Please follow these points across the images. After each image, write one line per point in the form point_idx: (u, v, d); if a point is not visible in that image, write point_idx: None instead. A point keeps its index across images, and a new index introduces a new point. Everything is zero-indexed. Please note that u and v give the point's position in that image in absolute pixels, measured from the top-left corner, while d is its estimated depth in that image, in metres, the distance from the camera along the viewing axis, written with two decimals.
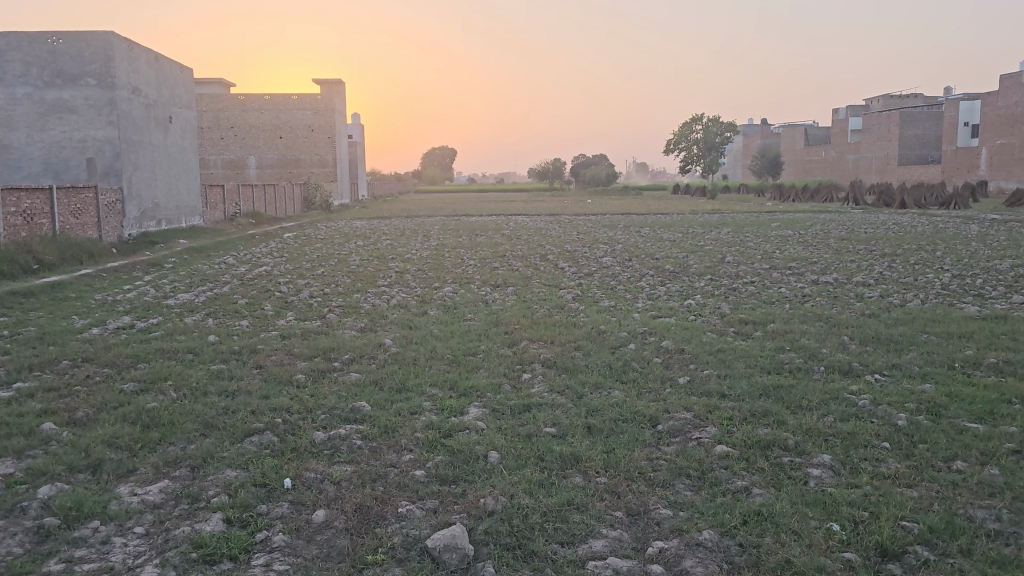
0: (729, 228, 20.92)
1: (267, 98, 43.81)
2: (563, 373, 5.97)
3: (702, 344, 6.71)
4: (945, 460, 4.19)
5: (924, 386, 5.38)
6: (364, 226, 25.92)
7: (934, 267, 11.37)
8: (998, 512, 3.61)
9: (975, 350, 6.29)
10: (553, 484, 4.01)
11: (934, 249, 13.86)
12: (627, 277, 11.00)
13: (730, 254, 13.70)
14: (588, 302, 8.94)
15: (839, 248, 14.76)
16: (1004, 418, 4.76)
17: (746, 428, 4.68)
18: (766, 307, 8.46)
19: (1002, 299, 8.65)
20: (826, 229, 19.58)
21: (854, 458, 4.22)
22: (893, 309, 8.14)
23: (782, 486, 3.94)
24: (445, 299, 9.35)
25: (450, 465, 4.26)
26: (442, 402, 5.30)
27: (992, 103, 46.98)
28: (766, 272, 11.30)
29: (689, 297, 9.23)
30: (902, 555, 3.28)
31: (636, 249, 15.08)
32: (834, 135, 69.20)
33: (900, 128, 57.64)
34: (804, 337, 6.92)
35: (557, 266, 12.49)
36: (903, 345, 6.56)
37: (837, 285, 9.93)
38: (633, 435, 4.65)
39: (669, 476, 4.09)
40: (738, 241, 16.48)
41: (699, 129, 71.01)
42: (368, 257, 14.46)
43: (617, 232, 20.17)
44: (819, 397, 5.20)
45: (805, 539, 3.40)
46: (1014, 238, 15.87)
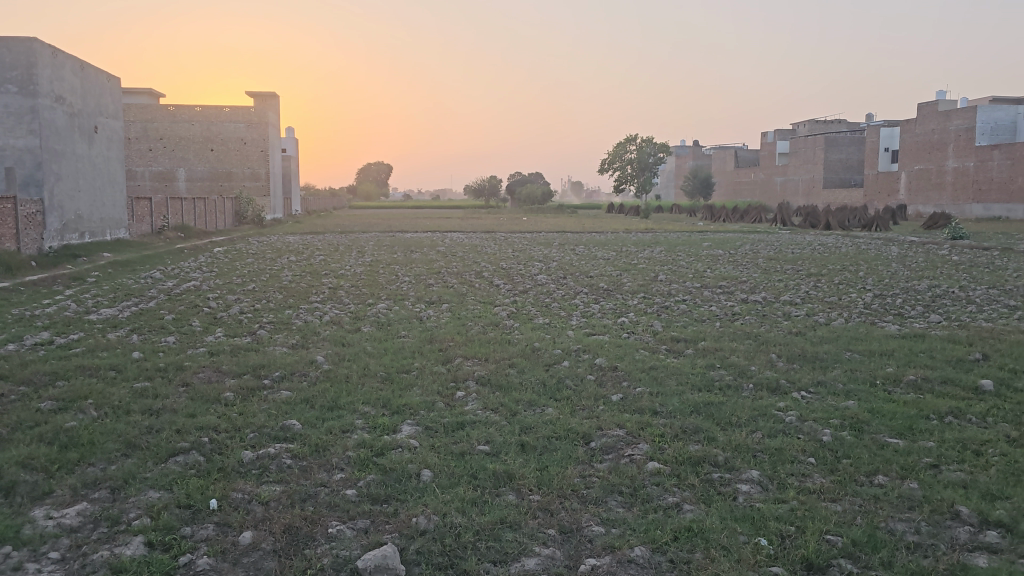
0: (661, 247, 21.31)
1: (198, 109, 42.93)
2: (497, 391, 5.95)
3: (635, 362, 6.79)
4: (868, 474, 4.32)
5: (847, 403, 5.54)
6: (296, 240, 25.53)
7: (856, 287, 11.79)
8: (917, 525, 3.73)
9: (896, 367, 6.53)
10: (487, 502, 3.99)
11: (857, 270, 14.34)
12: (562, 294, 11.11)
13: (663, 273, 13.98)
14: (523, 320, 8.96)
15: (767, 267, 15.18)
16: (922, 433, 4.93)
17: (678, 445, 4.74)
18: (697, 325, 8.61)
19: (920, 318, 9.00)
20: (754, 249, 20.11)
21: (782, 474, 4.31)
22: (818, 328, 8.37)
23: (712, 502, 3.99)
24: (378, 315, 9.28)
25: (381, 484, 4.20)
26: (374, 420, 5.22)
27: (910, 130, 49.05)
28: (697, 291, 11.55)
29: (622, 315, 9.35)
30: (826, 569, 3.36)
31: (571, 267, 15.22)
32: (762, 158, 71.21)
33: (825, 153, 59.70)
34: (733, 355, 7.06)
35: (492, 283, 12.51)
36: (827, 363, 6.74)
37: (766, 304, 10.20)
38: (566, 452, 4.66)
39: (602, 493, 4.11)
40: (669, 260, 16.83)
41: (632, 150, 72.24)
42: (301, 272, 14.28)
43: (551, 250, 20.33)
44: (747, 414, 5.31)
45: (734, 554, 3.45)
46: (931, 260, 16.55)
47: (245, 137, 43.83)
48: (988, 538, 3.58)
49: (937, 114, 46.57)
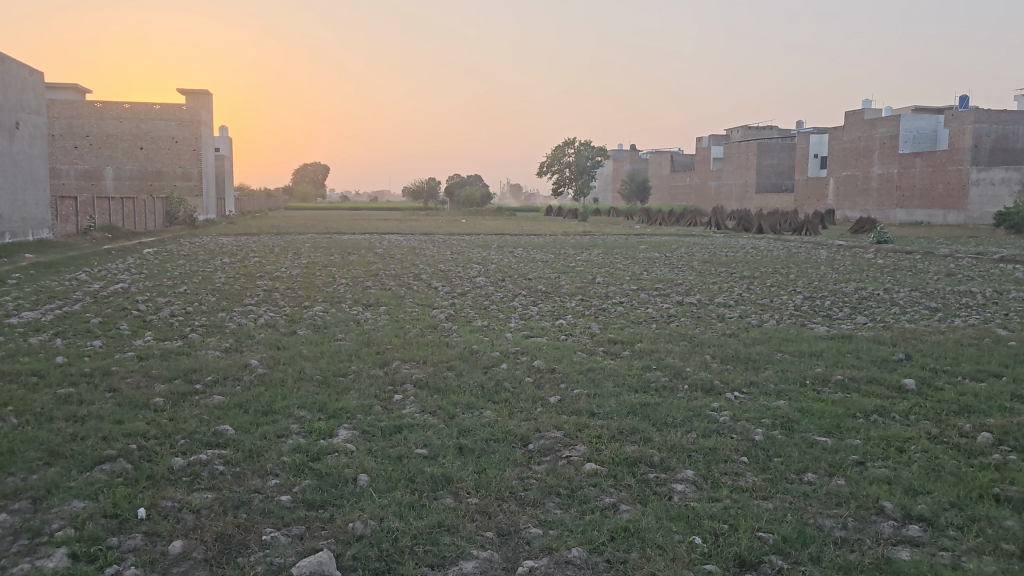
0: (599, 249, 21.52)
1: (127, 106, 41.70)
2: (435, 394, 5.92)
3: (572, 364, 6.83)
4: (798, 472, 4.42)
5: (778, 403, 5.67)
6: (230, 241, 25.03)
7: (787, 289, 12.10)
8: (844, 521, 3.84)
9: (824, 367, 6.71)
10: (424, 506, 3.96)
11: (787, 272, 14.73)
12: (500, 297, 11.12)
13: (600, 275, 14.12)
14: (461, 323, 8.93)
15: (701, 269, 15.48)
16: (850, 431, 5.09)
17: (615, 446, 4.79)
18: (633, 327, 8.72)
19: (847, 320, 9.29)
20: (689, 251, 20.49)
21: (716, 473, 4.39)
22: (750, 330, 8.56)
23: (648, 502, 4.04)
24: (314, 318, 9.14)
25: (317, 489, 4.14)
26: (310, 425, 5.15)
27: (838, 137, 50.56)
28: (634, 293, 11.70)
29: (560, 317, 9.41)
30: (758, 565, 3.44)
31: (509, 269, 15.28)
32: (697, 163, 72.53)
33: (757, 158, 61.13)
34: (669, 356, 7.17)
35: (431, 285, 12.45)
36: (759, 364, 6.90)
37: (701, 305, 10.39)
38: (504, 454, 4.67)
39: (540, 495, 4.12)
40: (607, 262, 17.01)
41: (571, 153, 72.70)
42: (235, 274, 13.98)
43: (490, 252, 20.34)
44: (683, 414, 5.39)
45: (669, 553, 3.50)
46: (858, 262, 17.13)
47: (176, 136, 42.83)
48: (911, 531, 3.71)
49: (863, 122, 48.16)
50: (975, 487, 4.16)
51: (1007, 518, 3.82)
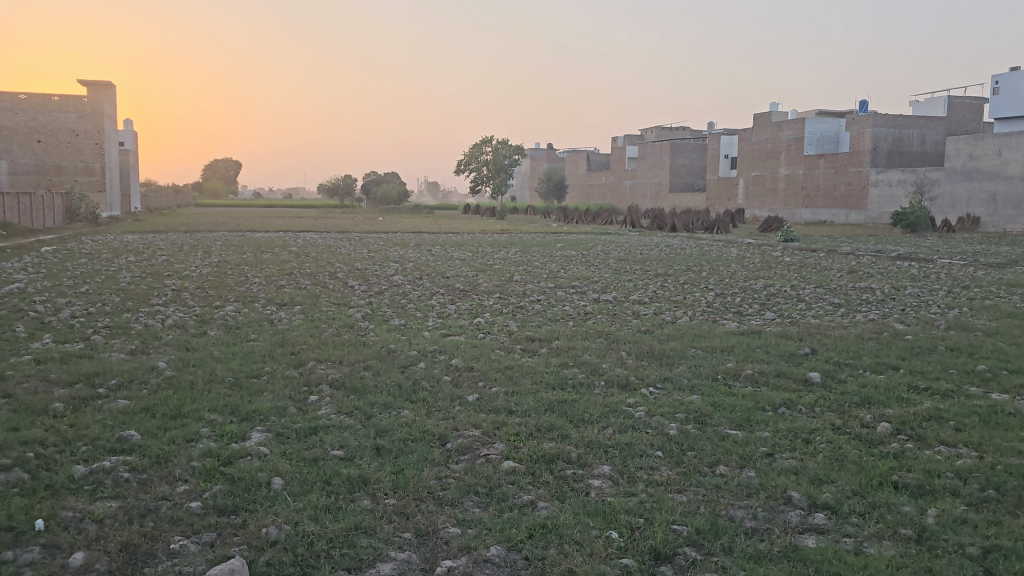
0: (516, 247, 21.56)
1: (22, 97, 39.67)
2: (351, 395, 5.83)
3: (490, 362, 6.83)
4: (710, 465, 4.54)
5: (692, 398, 5.80)
6: (136, 240, 24.02)
7: (700, 286, 12.40)
8: (754, 511, 3.95)
9: (735, 362, 6.90)
10: (340, 509, 3.90)
11: (700, 270, 15.09)
12: (418, 296, 11.03)
13: (518, 273, 14.18)
14: (377, 322, 8.81)
15: (618, 267, 15.71)
16: (760, 424, 5.25)
17: (533, 443, 4.80)
18: (550, 325, 8.77)
19: (757, 316, 9.58)
20: (605, 249, 20.79)
21: (632, 467, 4.46)
22: (665, 326, 8.72)
23: (566, 498, 4.08)
24: (226, 318, 8.88)
25: (229, 495, 4.03)
26: (221, 428, 4.99)
27: (747, 139, 52.10)
28: (552, 290, 11.78)
29: (478, 315, 9.40)
30: (673, 557, 3.51)
31: (427, 267, 15.16)
32: (612, 162, 73.65)
33: (671, 158, 62.47)
34: (585, 353, 7.25)
35: (347, 285, 12.24)
36: (673, 360, 7.04)
37: (616, 303, 10.53)
38: (422, 454, 4.63)
39: (458, 494, 4.10)
40: (525, 260, 17.07)
41: (488, 151, 72.67)
42: (141, 273, 13.45)
43: (407, 251, 20.13)
44: (599, 411, 5.46)
45: (586, 548, 3.54)
46: (766, 260, 17.66)
47: (77, 129, 41.13)
48: (816, 520, 3.85)
49: (770, 124, 49.80)
50: (875, 474, 4.35)
51: (904, 504, 4.01)
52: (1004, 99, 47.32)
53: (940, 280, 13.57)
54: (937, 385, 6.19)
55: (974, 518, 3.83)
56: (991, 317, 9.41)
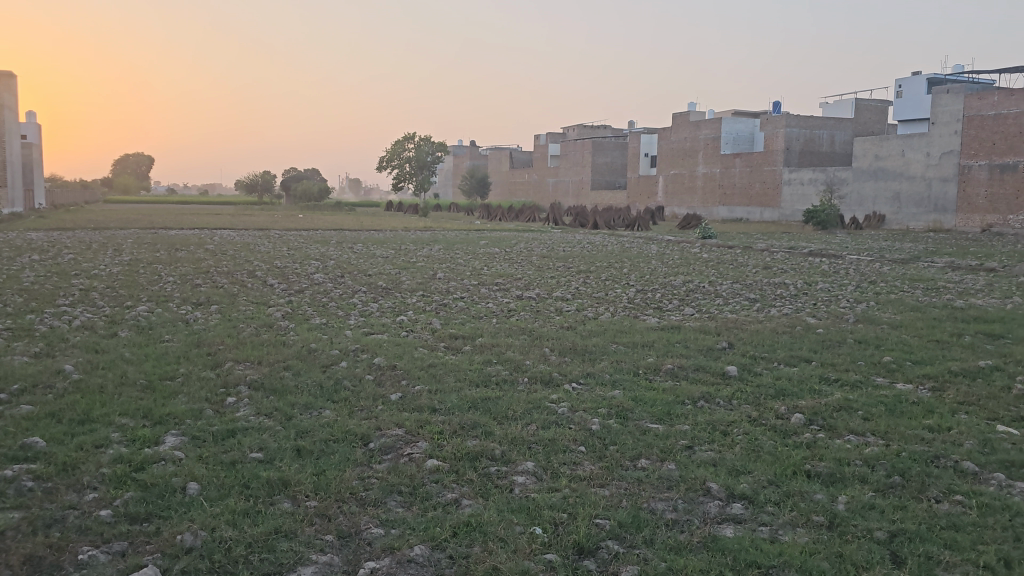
0: (440, 245, 21.47)
1: None
2: (271, 395, 5.71)
3: (413, 360, 6.78)
4: (633, 459, 4.60)
5: (614, 393, 5.88)
6: (39, 238, 22.90)
7: (621, 283, 12.58)
8: (675, 503, 4.02)
9: (656, 357, 7.02)
10: (259, 512, 3.81)
11: (621, 266, 15.30)
12: (340, 294, 10.88)
13: (441, 271, 14.11)
14: (298, 321, 8.65)
15: (541, 264, 15.80)
16: (680, 417, 5.36)
17: (457, 441, 4.79)
18: (474, 322, 8.76)
19: (676, 311, 9.78)
20: (528, 247, 20.88)
21: (555, 463, 4.49)
22: (587, 322, 8.83)
23: (490, 495, 4.08)
24: (138, 319, 8.57)
25: (141, 501, 3.88)
26: (132, 433, 4.81)
27: (666, 138, 53.14)
28: (475, 288, 11.77)
29: (401, 313, 9.32)
30: (596, 551, 3.55)
31: (349, 265, 14.94)
32: (535, 160, 74.07)
33: (592, 156, 63.24)
34: (509, 350, 7.27)
35: (266, 283, 11.97)
36: (595, 355, 7.12)
37: (539, 300, 10.60)
38: (344, 454, 4.56)
39: (381, 494, 4.06)
40: (448, 258, 17.00)
41: (411, 148, 72.11)
42: (45, 273, 12.85)
43: (329, 248, 19.81)
44: (523, 407, 5.47)
45: (510, 544, 3.55)
46: (685, 257, 18.04)
47: None
48: (734, 510, 3.94)
49: (688, 124, 50.94)
50: (789, 464, 4.49)
51: (816, 492, 4.15)
52: (907, 102, 49.54)
53: (849, 276, 14.13)
54: (846, 376, 6.44)
55: (881, 504, 3.99)
56: (896, 311, 9.84)
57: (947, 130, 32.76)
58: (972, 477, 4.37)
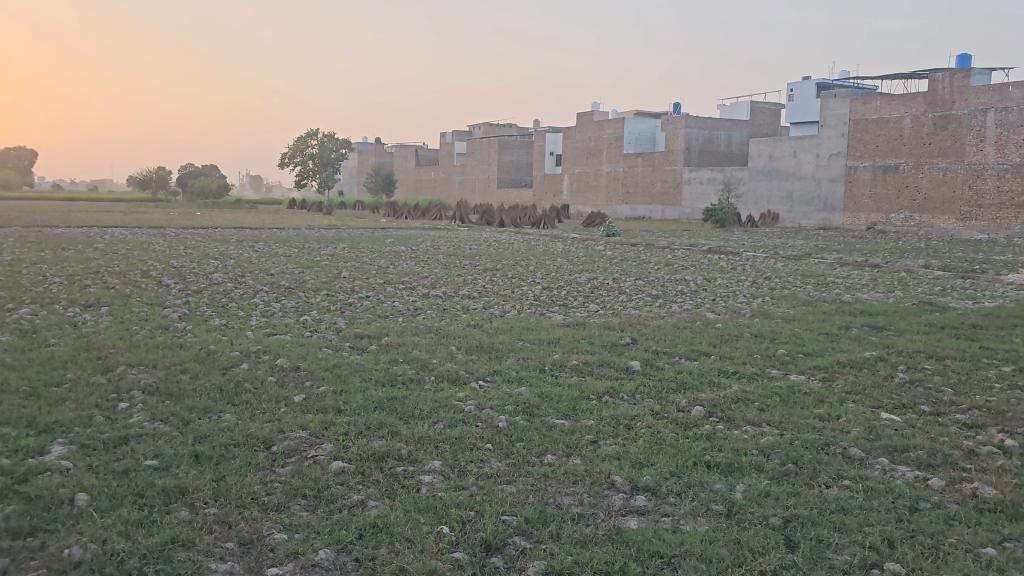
0: (344, 244, 21.05)
1: None
2: (167, 400, 5.50)
3: (317, 360, 6.66)
4: (539, 455, 4.65)
5: (520, 389, 5.91)
6: None
7: (527, 280, 12.66)
8: (580, 497, 4.08)
9: (561, 353, 7.10)
10: (155, 522, 3.66)
11: (527, 264, 15.38)
12: (241, 294, 10.57)
13: (345, 269, 13.87)
14: (196, 322, 8.37)
15: (447, 262, 15.72)
16: (585, 412, 5.44)
17: (362, 442, 4.73)
18: (380, 321, 8.66)
19: (582, 308, 9.91)
20: (435, 245, 20.72)
21: (462, 461, 4.49)
22: (494, 320, 8.85)
23: (396, 495, 4.05)
24: (20, 322, 8.10)
25: (25, 515, 3.67)
26: (14, 443, 4.55)
27: (571, 137, 53.83)
28: (381, 287, 11.63)
29: (305, 313, 9.14)
30: (503, 547, 3.56)
31: (249, 265, 14.51)
32: (441, 158, 73.82)
33: (498, 155, 63.50)
34: (415, 349, 7.22)
35: (161, 283, 11.52)
36: (502, 353, 7.15)
37: (446, 298, 10.57)
38: (245, 459, 4.44)
39: (284, 498, 3.97)
40: (353, 256, 16.72)
41: (314, 144, 70.61)
42: None
43: (228, 247, 19.15)
44: (430, 406, 5.44)
45: (417, 544, 3.53)
46: (590, 255, 18.30)
47: None
48: (637, 502, 4.03)
49: (592, 123, 51.76)
50: (690, 455, 4.62)
51: (715, 481, 4.29)
52: (798, 105, 51.70)
53: (745, 272, 14.63)
54: (743, 368, 6.67)
55: (776, 491, 4.15)
56: (789, 305, 10.24)
57: (834, 132, 34.35)
58: (859, 462, 4.59)
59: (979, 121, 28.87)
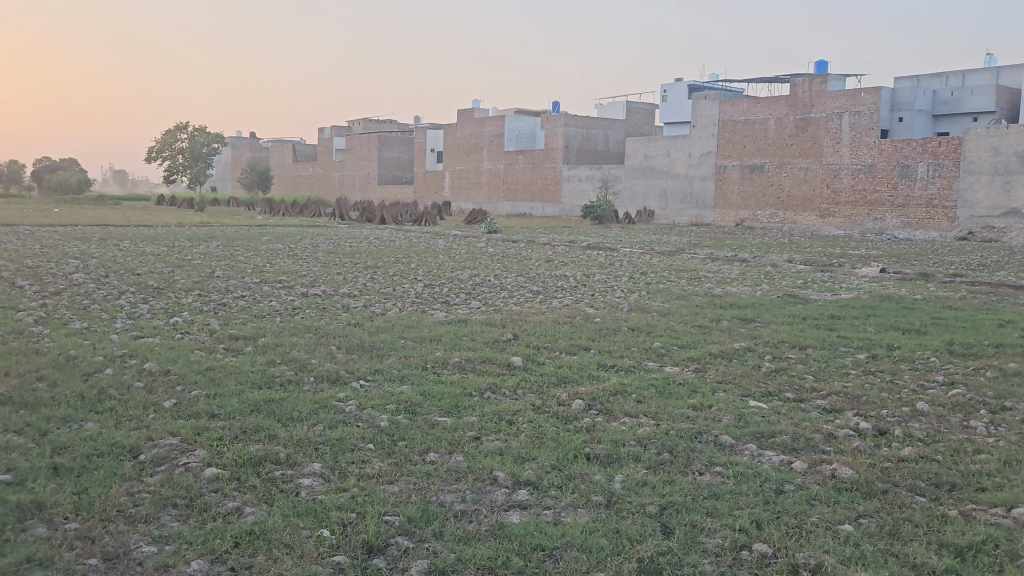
0: (217, 242, 20.21)
1: None
2: (21, 410, 5.13)
3: (189, 364, 6.38)
4: (421, 453, 4.62)
5: (402, 388, 5.86)
6: None
7: (409, 278, 12.57)
8: (463, 494, 4.08)
9: (443, 351, 7.08)
10: (9, 541, 3.41)
11: (409, 261, 15.26)
12: (105, 295, 10.00)
13: (218, 268, 13.36)
14: (54, 326, 7.84)
15: (327, 260, 15.39)
16: (467, 409, 5.45)
17: (238, 447, 4.57)
18: (256, 322, 8.40)
19: (464, 305, 9.92)
20: (314, 243, 20.20)
21: (343, 462, 4.41)
22: (374, 318, 8.73)
23: (274, 500, 3.93)
24: None
25: None
26: None
27: (452, 134, 53.74)
28: (257, 286, 11.27)
29: (175, 314, 8.74)
30: (385, 548, 3.52)
31: (114, 264, 13.76)
32: (319, 154, 72.24)
33: (378, 151, 62.69)
34: (294, 350, 7.03)
35: (14, 285, 10.72)
36: (383, 351, 7.07)
37: (325, 297, 10.35)
38: (110, 469, 4.21)
39: (154, 509, 3.78)
40: (226, 255, 16.13)
41: (183, 138, 67.59)
42: None
43: (89, 246, 18.07)
44: (308, 408, 5.32)
45: (297, 550, 3.44)
46: (471, 252, 18.33)
47: None
48: (520, 496, 4.07)
49: (472, 120, 51.87)
50: (570, 449, 4.70)
51: (595, 473, 4.39)
52: (671, 106, 53.53)
53: (622, 267, 15.00)
54: (621, 361, 6.85)
55: (653, 479, 4.29)
56: (664, 299, 10.60)
57: (705, 133, 35.77)
58: (730, 449, 4.80)
59: (835, 124, 30.74)
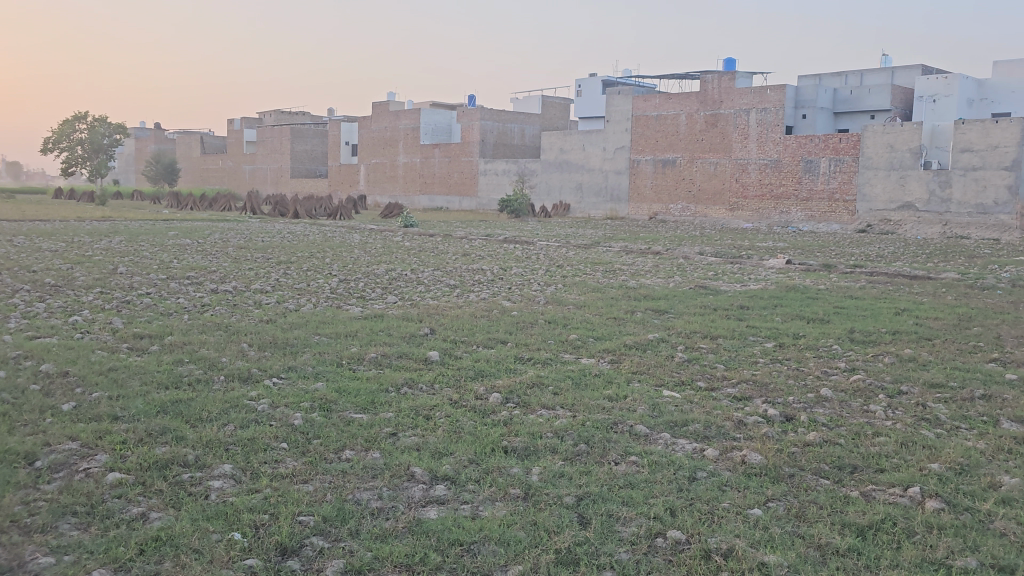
0: (120, 237, 19.37)
1: None
2: None
3: (89, 364, 6.10)
4: (336, 451, 4.54)
5: (316, 385, 5.75)
6: None
7: (323, 273, 12.34)
8: (379, 491, 4.03)
9: (359, 346, 6.98)
10: None
11: (323, 256, 14.97)
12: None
13: (122, 265, 12.81)
14: None
15: (238, 256, 14.95)
16: (383, 405, 5.38)
17: (143, 450, 4.40)
18: (162, 319, 8.10)
19: (380, 300, 9.81)
20: (224, 237, 19.64)
21: (255, 463, 4.30)
22: (288, 314, 8.55)
23: (182, 504, 3.80)
24: None
25: None
26: None
27: (367, 126, 53.02)
28: (163, 282, 10.87)
29: (74, 313, 8.34)
30: (300, 549, 3.45)
31: (7, 261, 13.03)
32: (229, 146, 70.18)
33: (291, 143, 61.33)
34: (202, 348, 6.81)
35: None
36: (297, 348, 6.92)
37: (237, 293, 10.06)
38: (2, 477, 3.98)
39: (51, 518, 3.60)
40: (130, 250, 15.48)
41: (83, 129, 64.63)
42: None
43: None
44: (219, 407, 5.16)
45: (206, 555, 3.33)
46: (387, 246, 18.12)
47: None
48: (436, 492, 4.05)
49: (388, 113, 51.28)
50: (488, 442, 4.70)
51: (512, 465, 4.40)
52: (586, 100, 54.15)
53: (539, 260, 15.09)
54: (538, 354, 6.88)
55: (569, 471, 4.33)
56: (580, 292, 10.71)
57: (619, 127, 36.29)
58: (645, 439, 4.88)
59: (743, 120, 31.67)
